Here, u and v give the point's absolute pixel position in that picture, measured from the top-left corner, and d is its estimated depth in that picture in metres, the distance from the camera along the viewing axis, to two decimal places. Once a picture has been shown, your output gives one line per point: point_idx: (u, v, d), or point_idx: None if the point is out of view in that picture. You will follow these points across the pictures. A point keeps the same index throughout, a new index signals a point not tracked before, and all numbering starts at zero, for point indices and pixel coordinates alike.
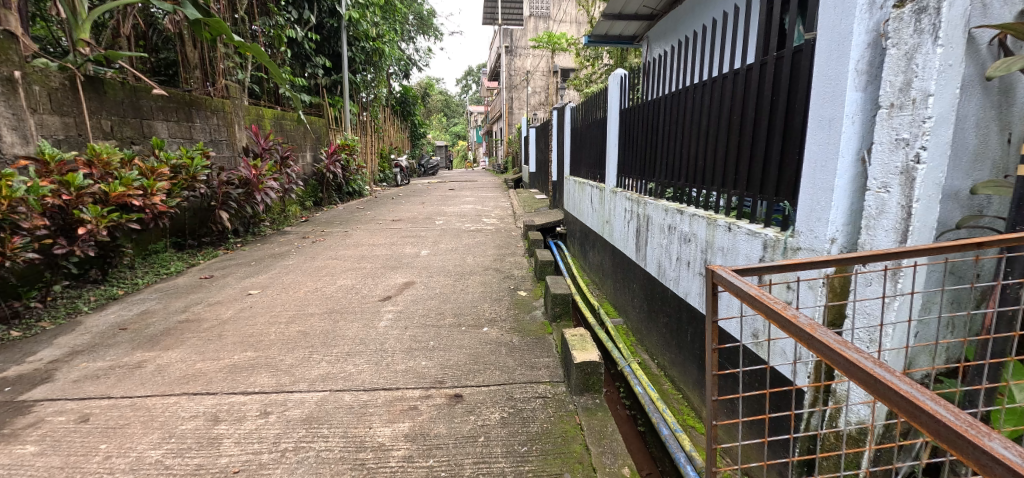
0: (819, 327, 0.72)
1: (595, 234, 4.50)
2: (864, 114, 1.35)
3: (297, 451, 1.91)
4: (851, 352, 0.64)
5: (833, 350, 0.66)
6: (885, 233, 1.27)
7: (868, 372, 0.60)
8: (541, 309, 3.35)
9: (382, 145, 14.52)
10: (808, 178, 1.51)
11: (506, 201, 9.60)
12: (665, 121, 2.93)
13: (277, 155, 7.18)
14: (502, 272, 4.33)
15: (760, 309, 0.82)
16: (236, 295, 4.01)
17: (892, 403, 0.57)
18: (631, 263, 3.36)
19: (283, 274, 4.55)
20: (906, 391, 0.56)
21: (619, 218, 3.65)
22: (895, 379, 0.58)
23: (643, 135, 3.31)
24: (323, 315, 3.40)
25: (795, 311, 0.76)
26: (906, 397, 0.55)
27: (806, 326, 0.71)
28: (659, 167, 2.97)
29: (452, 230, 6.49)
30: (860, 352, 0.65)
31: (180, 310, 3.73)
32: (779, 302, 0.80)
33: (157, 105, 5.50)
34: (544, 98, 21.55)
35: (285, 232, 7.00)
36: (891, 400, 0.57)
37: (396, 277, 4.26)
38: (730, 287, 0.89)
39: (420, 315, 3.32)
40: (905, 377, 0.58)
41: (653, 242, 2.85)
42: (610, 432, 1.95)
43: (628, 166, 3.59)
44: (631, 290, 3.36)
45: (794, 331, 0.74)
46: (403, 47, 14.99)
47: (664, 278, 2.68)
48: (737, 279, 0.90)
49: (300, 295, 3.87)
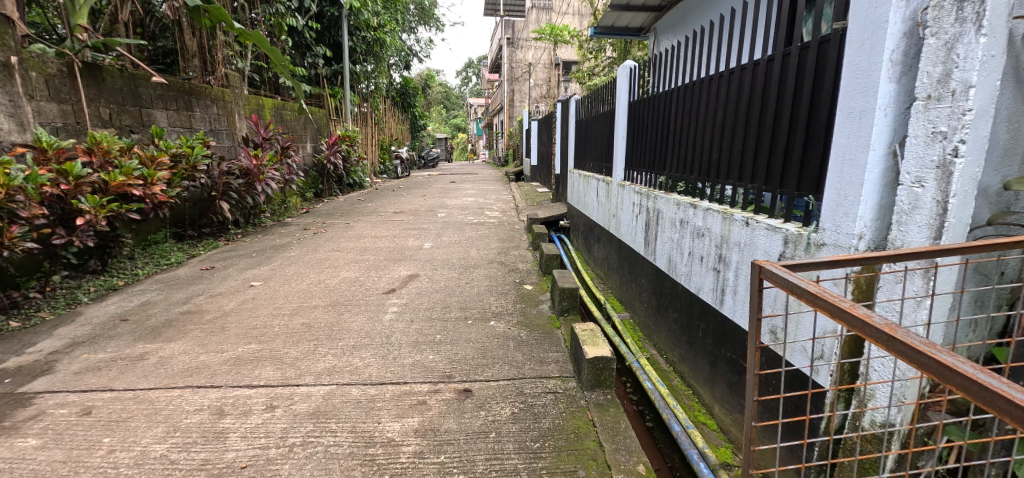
0: (898, 328, 0.69)
1: (600, 228, 4.47)
2: (897, 106, 1.31)
3: (305, 446, 1.88)
4: (943, 356, 0.61)
5: (922, 352, 0.63)
6: (918, 229, 1.24)
7: (968, 376, 0.57)
8: (548, 303, 3.32)
9: (382, 137, 14.44)
10: (835, 172, 1.47)
11: (507, 194, 9.56)
12: (675, 115, 2.90)
13: (277, 146, 7.11)
14: (507, 265, 4.29)
15: (824, 308, 0.80)
16: (238, 286, 3.98)
17: (996, 409, 0.54)
18: (638, 257, 3.34)
19: (285, 266, 4.51)
20: (1014, 398, 0.53)
21: (626, 211, 3.62)
22: (999, 384, 0.55)
23: (652, 128, 3.27)
24: (328, 307, 3.36)
25: (868, 312, 0.74)
26: (1016, 403, 0.52)
27: (885, 328, 0.69)
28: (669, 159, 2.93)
29: (454, 222, 6.45)
30: (951, 355, 0.62)
31: (182, 302, 3.69)
32: (847, 301, 0.78)
33: (155, 94, 5.42)
34: (545, 91, 21.47)
35: (286, 223, 6.95)
36: (995, 407, 0.54)
37: (399, 270, 4.22)
38: (786, 284, 0.87)
39: (425, 307, 3.29)
40: (1010, 383, 0.55)
41: (663, 236, 2.81)
42: (623, 429, 1.92)
43: (636, 160, 3.55)
44: (637, 284, 3.35)
45: (869, 332, 0.72)
46: (403, 38, 14.87)
47: (674, 272, 2.65)
48: (792, 276, 0.88)
49: (303, 287, 3.83)
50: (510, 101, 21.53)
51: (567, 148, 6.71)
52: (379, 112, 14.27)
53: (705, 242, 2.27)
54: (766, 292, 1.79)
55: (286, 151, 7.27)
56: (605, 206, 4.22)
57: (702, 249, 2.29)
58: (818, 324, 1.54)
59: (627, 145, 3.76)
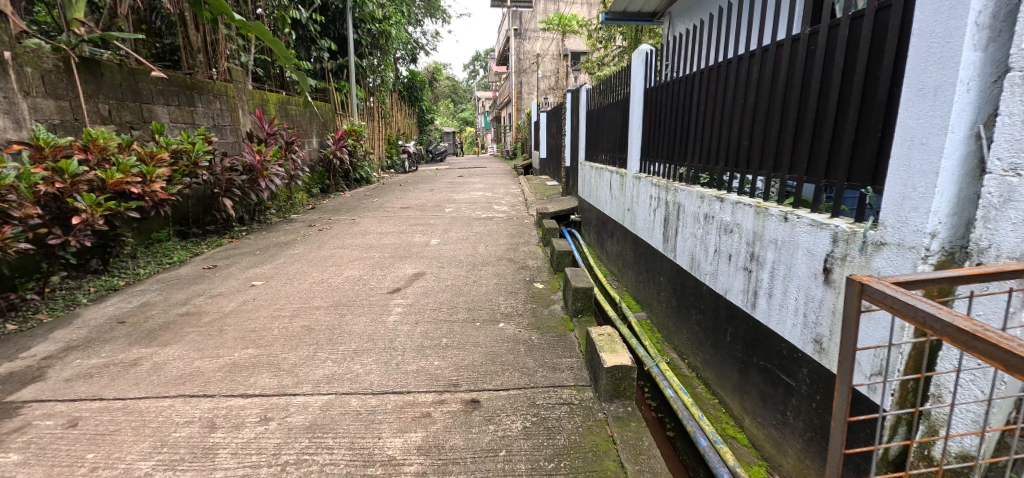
0: None
1: (614, 222, 4.27)
2: (981, 79, 1.13)
3: (300, 465, 1.73)
4: None
5: None
6: (1011, 227, 1.07)
7: None
8: (560, 303, 3.14)
9: (389, 131, 14.30)
10: (900, 157, 1.28)
11: (516, 188, 9.38)
12: (695, 101, 2.69)
13: (281, 141, 6.99)
14: (517, 262, 4.11)
15: (976, 345, 0.67)
16: (239, 286, 3.85)
17: None
18: (656, 253, 3.14)
19: (288, 264, 4.38)
20: None
21: (643, 204, 3.42)
22: None
23: (670, 116, 3.06)
24: (330, 308, 3.22)
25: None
26: None
27: None
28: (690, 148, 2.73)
29: (462, 217, 6.29)
30: None
31: (181, 303, 3.57)
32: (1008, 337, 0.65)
33: (157, 89, 5.31)
34: (554, 82, 21.19)
35: (292, 220, 6.84)
36: None
37: (405, 268, 4.07)
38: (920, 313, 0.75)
39: (430, 308, 3.13)
40: None
41: (684, 232, 2.62)
42: (647, 446, 1.74)
43: (654, 150, 3.34)
44: (655, 282, 3.16)
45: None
46: (409, 30, 14.69)
47: (697, 271, 2.46)
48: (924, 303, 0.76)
49: (305, 287, 3.69)
50: (518, 94, 21.29)
51: (578, 139, 6.51)
52: (386, 106, 14.13)
53: (735, 240, 2.07)
54: (809, 296, 1.60)
55: (290, 146, 7.15)
56: (620, 200, 4.02)
57: (731, 247, 2.10)
58: (873, 335, 1.35)
59: (643, 135, 3.55)
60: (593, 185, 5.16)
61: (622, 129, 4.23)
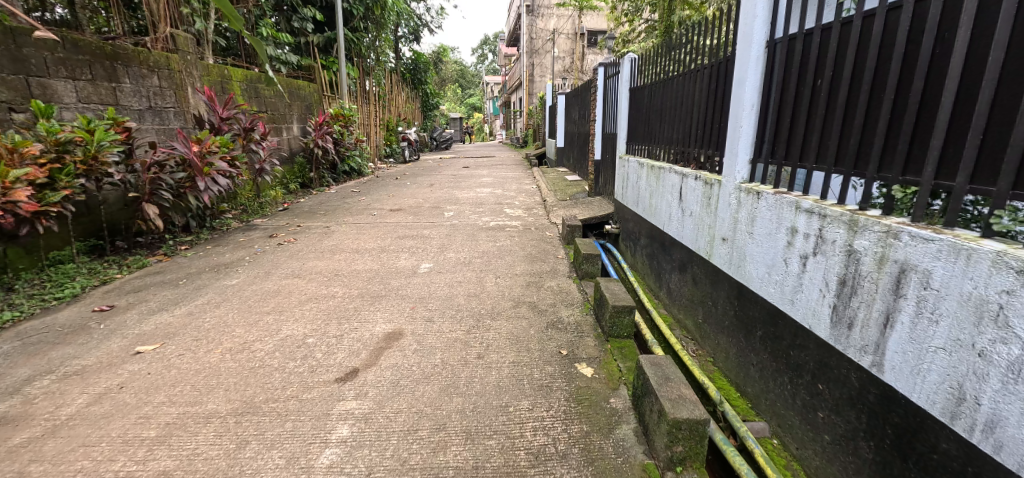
0: None
1: (687, 248, 2.88)
2: None
3: None
4: None
5: None
6: None
7: None
8: (632, 420, 1.78)
9: (388, 115, 12.87)
10: None
11: (531, 183, 7.94)
12: (973, 45, 1.30)
13: (239, 127, 5.57)
14: (543, 313, 2.71)
15: None
16: (119, 353, 2.51)
17: None
18: (798, 330, 1.78)
19: (210, 308, 3.02)
20: None
21: (760, 239, 2.03)
22: None
23: (858, 83, 1.67)
24: (227, 422, 1.86)
25: None
26: None
27: None
28: (946, 146, 1.36)
29: (465, 226, 4.91)
30: None
31: (13, 388, 2.24)
32: None
33: (56, 57, 3.98)
34: (569, 64, 19.54)
35: (254, 225, 5.47)
36: None
37: (373, 321, 2.69)
38: None
39: (398, 429, 1.77)
40: None
41: (922, 327, 1.27)
42: None
43: (795, 148, 1.97)
44: (796, 381, 1.81)
45: None
46: (409, 4, 13.22)
47: (981, 432, 1.13)
48: None
49: (212, 361, 2.34)
50: (530, 76, 19.70)
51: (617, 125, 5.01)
52: (385, 88, 12.69)
53: None
54: None
55: (250, 133, 5.68)
56: (703, 221, 2.62)
57: None
58: None
59: (768, 119, 2.14)
60: (644, 186, 3.73)
61: (705, 110, 2.80)
